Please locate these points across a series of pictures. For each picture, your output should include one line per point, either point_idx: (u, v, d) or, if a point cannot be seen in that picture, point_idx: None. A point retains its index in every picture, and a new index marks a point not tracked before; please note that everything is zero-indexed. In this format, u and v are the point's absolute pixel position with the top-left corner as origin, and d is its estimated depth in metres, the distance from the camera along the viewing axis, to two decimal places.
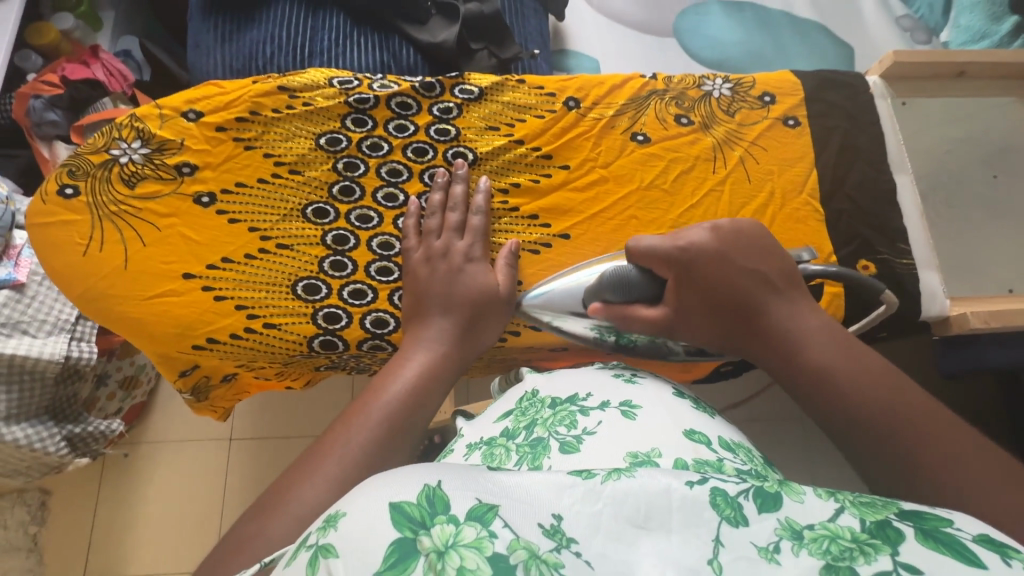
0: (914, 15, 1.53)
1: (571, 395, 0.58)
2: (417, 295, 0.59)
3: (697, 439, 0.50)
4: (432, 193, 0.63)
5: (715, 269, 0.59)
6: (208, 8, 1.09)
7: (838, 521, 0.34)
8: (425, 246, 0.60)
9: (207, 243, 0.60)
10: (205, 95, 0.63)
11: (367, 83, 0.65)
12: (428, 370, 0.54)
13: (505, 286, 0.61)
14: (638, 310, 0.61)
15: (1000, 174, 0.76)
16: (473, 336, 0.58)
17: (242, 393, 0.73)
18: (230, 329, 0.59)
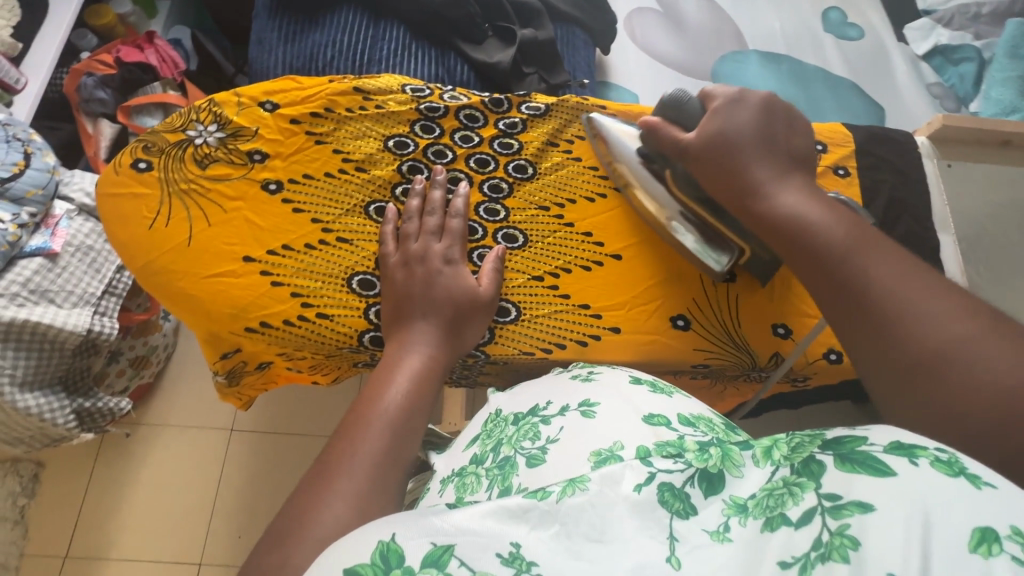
0: (945, 83, 1.58)
1: (532, 407, 0.58)
2: (399, 300, 0.59)
3: (656, 422, 0.50)
4: (410, 198, 0.63)
5: (753, 116, 0.61)
6: (276, 8, 1.13)
7: (775, 477, 0.39)
8: (404, 250, 0.60)
9: (270, 229, 0.61)
10: (283, 88, 0.65)
11: (438, 93, 0.68)
12: (412, 376, 0.55)
13: (487, 290, 0.61)
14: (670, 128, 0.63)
15: None
16: (457, 336, 0.59)
17: (271, 382, 0.73)
18: (283, 315, 0.60)
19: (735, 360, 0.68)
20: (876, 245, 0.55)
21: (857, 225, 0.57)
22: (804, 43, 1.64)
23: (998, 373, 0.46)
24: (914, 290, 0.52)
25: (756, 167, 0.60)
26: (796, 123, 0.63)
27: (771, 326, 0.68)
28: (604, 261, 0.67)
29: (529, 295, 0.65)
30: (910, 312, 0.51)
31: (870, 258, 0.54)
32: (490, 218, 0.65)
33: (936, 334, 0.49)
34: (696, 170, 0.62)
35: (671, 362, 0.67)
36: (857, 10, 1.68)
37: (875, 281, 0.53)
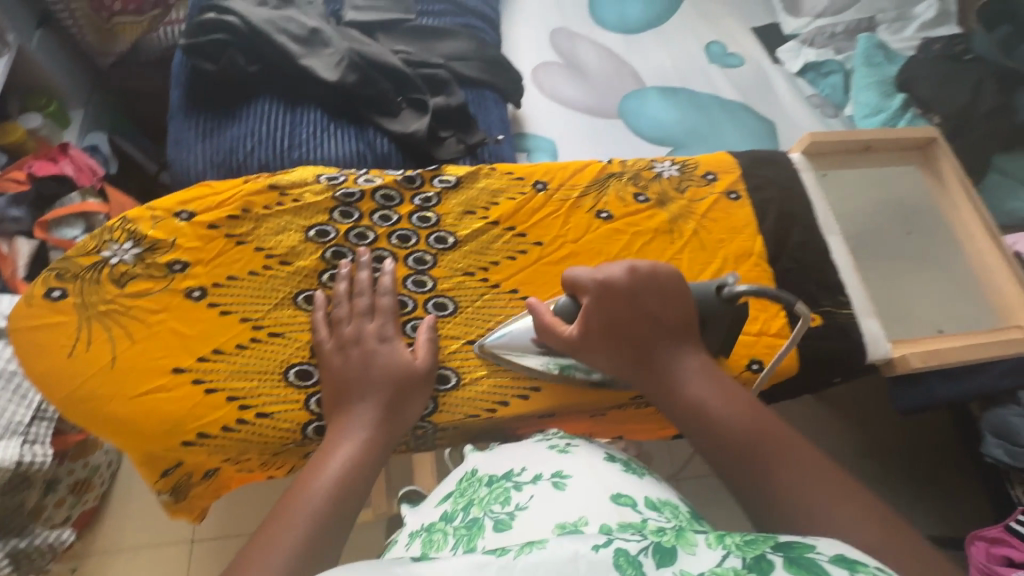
0: (821, 93, 1.78)
1: (506, 471, 0.63)
2: (337, 385, 0.60)
3: (622, 502, 0.56)
4: (336, 282, 0.65)
5: (626, 307, 0.64)
6: (190, 108, 1.14)
7: (724, 564, 0.40)
8: (336, 335, 0.61)
9: (198, 335, 0.61)
10: (198, 196, 0.67)
11: (352, 179, 0.71)
12: (354, 460, 0.56)
13: (423, 363, 0.62)
14: (559, 330, 0.64)
15: (913, 232, 0.86)
16: (395, 417, 0.59)
17: (222, 490, 0.71)
18: (220, 422, 0.59)
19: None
20: (775, 435, 0.59)
21: (753, 408, 0.61)
22: (695, 75, 1.82)
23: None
24: (812, 483, 0.55)
25: (656, 358, 0.63)
26: (668, 288, 0.66)
27: None
28: None
29: (467, 358, 0.66)
30: (822, 515, 0.53)
31: (775, 447, 0.58)
32: (419, 290, 0.67)
33: (848, 539, 0.50)
34: (589, 360, 0.64)
35: (610, 399, 0.71)
36: (735, 42, 1.89)
37: (782, 479, 0.56)
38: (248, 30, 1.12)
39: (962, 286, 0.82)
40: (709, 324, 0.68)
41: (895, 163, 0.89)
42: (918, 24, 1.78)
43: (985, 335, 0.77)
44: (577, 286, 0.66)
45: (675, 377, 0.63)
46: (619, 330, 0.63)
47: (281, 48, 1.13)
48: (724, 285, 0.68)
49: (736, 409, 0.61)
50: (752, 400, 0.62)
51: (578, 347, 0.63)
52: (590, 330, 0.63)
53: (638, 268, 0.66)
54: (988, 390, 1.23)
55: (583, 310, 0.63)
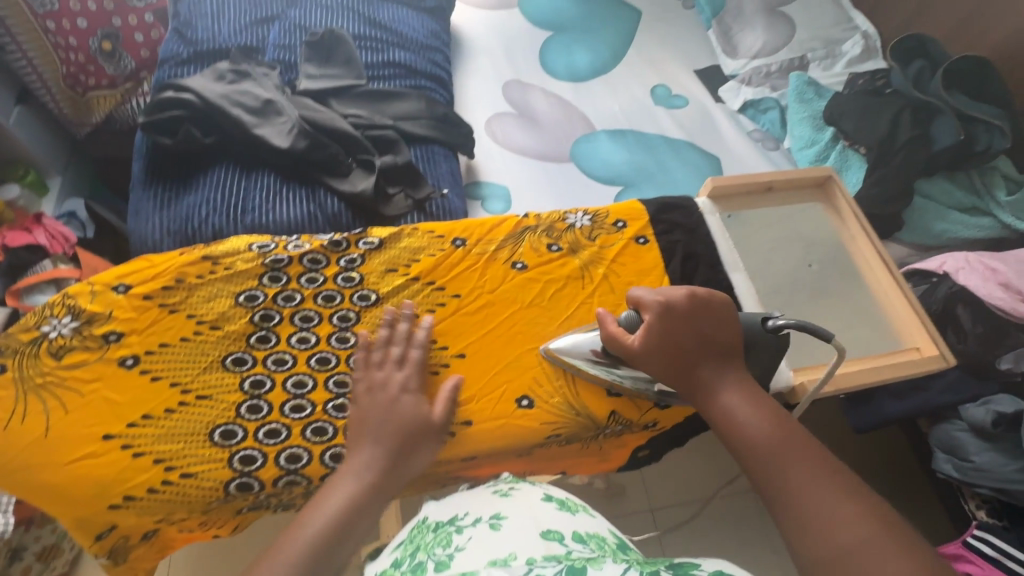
0: (762, 128, 1.89)
1: (451, 517, 0.67)
2: (356, 425, 0.65)
3: (550, 537, 0.57)
4: (365, 334, 0.71)
5: (683, 326, 0.72)
6: (149, 179, 1.21)
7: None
8: (367, 376, 0.68)
9: (129, 402, 0.65)
10: (136, 269, 0.73)
11: (282, 246, 0.77)
12: (354, 501, 0.61)
13: (439, 416, 0.68)
14: (626, 339, 0.72)
15: (815, 263, 0.92)
16: (399, 465, 0.64)
17: (166, 549, 0.74)
18: (146, 484, 0.62)
19: (581, 424, 0.75)
20: (797, 443, 0.66)
21: (781, 420, 0.68)
22: (642, 117, 1.92)
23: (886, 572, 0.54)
24: (819, 485, 0.62)
25: (700, 371, 0.71)
26: (718, 312, 0.74)
27: (605, 390, 0.77)
28: (451, 361, 0.74)
29: None
30: (826, 512, 0.59)
31: (792, 453, 0.65)
32: (342, 346, 0.72)
33: (841, 536, 0.57)
34: (644, 367, 0.72)
35: (521, 440, 0.72)
36: (678, 84, 2.01)
37: (794, 481, 0.63)
38: (205, 106, 1.22)
39: (861, 314, 0.88)
40: (753, 347, 0.78)
41: (794, 200, 0.96)
42: (848, 59, 1.87)
43: (882, 359, 0.83)
44: (640, 305, 0.74)
45: (713, 390, 0.70)
46: (676, 342, 0.71)
47: (236, 120, 1.22)
48: (769, 317, 0.79)
49: (767, 420, 0.68)
50: (782, 413, 0.69)
51: (636, 355, 0.72)
52: (651, 343, 0.71)
53: (694, 293, 0.75)
54: (931, 406, 1.27)
55: (646, 323, 0.72)
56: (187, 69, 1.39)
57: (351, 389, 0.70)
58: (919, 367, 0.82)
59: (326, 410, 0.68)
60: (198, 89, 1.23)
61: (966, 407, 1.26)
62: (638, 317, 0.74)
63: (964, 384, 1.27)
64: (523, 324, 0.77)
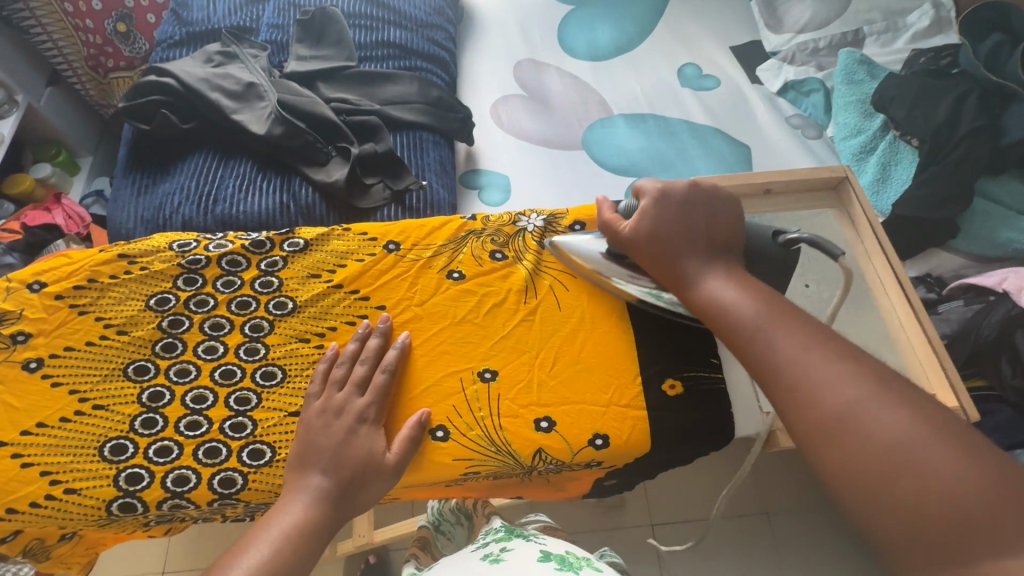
0: (804, 113, 1.68)
1: None
2: (305, 447, 0.61)
3: None
4: (335, 366, 0.65)
5: (675, 215, 0.69)
6: (131, 166, 1.21)
7: None
8: (325, 397, 0.63)
9: (26, 408, 0.63)
10: (52, 267, 0.70)
11: (204, 245, 0.72)
12: (302, 525, 0.57)
13: (394, 456, 0.62)
14: (616, 225, 0.72)
15: (809, 283, 0.87)
16: (351, 497, 0.60)
17: (96, 547, 0.73)
18: (31, 497, 0.59)
19: (503, 463, 0.66)
20: (786, 315, 0.61)
21: (771, 297, 0.63)
22: (666, 99, 1.75)
23: (891, 427, 0.51)
24: (808, 351, 0.57)
25: (688, 255, 0.67)
26: (715, 202, 0.71)
27: (534, 421, 0.67)
28: None
29: (284, 432, 0.63)
30: (815, 377, 0.56)
31: (779, 324, 0.61)
32: (249, 358, 0.67)
33: (837, 397, 0.54)
34: (632, 254, 0.71)
35: (434, 477, 0.65)
36: (710, 63, 1.82)
37: (781, 349, 0.59)
38: (184, 91, 1.20)
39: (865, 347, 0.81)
40: (760, 258, 0.74)
41: (805, 206, 0.88)
42: (912, 33, 1.62)
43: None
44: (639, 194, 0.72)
45: (700, 275, 0.67)
46: (670, 224, 0.69)
47: (214, 105, 1.19)
48: (781, 232, 0.75)
49: (757, 298, 0.64)
50: (775, 293, 0.64)
51: (623, 239, 0.71)
52: (642, 229, 0.69)
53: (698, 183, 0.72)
54: None
55: (638, 209, 0.71)
56: (178, 51, 1.38)
57: (253, 407, 0.64)
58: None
59: (222, 429, 0.63)
60: (178, 73, 1.21)
61: (1020, 452, 1.08)
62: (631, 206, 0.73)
63: (1016, 426, 1.09)
64: (449, 343, 0.70)
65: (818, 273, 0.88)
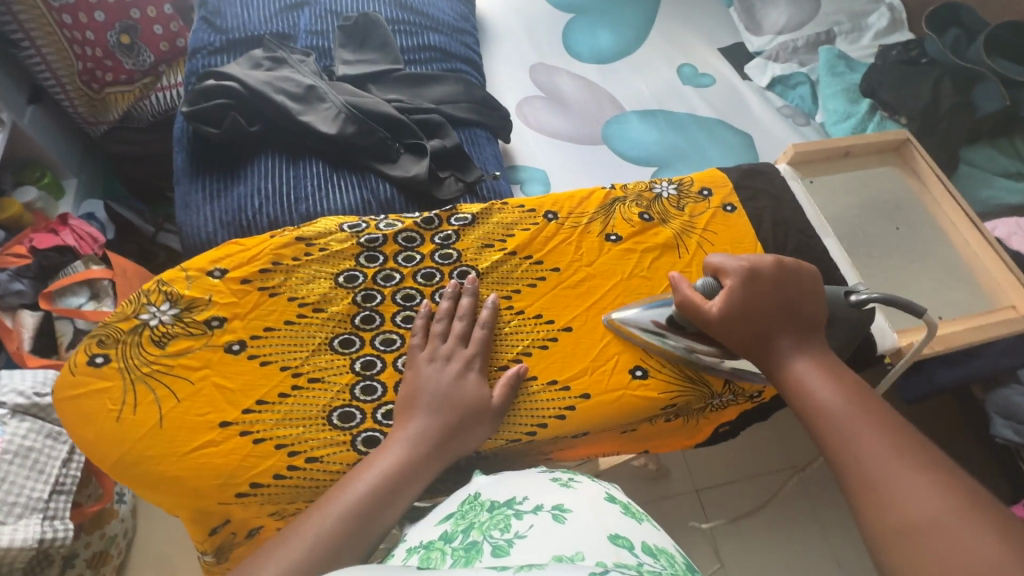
0: (791, 104, 1.88)
1: (510, 498, 0.67)
2: (414, 390, 0.68)
3: (619, 542, 0.59)
4: (478, 327, 0.73)
5: (767, 295, 0.73)
6: (195, 171, 1.18)
7: None
8: (432, 347, 0.70)
9: (241, 388, 0.68)
10: (228, 253, 0.73)
11: (374, 225, 0.78)
12: (399, 467, 0.63)
13: (498, 399, 0.69)
14: (698, 301, 0.75)
15: (901, 226, 1.02)
16: (456, 441, 0.66)
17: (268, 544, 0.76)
18: (274, 470, 0.65)
19: (696, 391, 0.78)
20: (875, 414, 0.65)
21: (856, 390, 0.67)
22: (671, 96, 1.91)
23: (970, 550, 0.51)
24: (901, 460, 0.60)
25: (774, 341, 0.71)
26: (808, 287, 0.76)
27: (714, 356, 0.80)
28: (558, 335, 0.77)
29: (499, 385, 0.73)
30: (901, 489, 0.58)
31: (864, 425, 0.63)
32: None
33: (920, 509, 0.56)
34: (716, 334, 0.74)
35: (642, 409, 0.75)
36: (703, 62, 1.99)
37: (871, 455, 0.61)
38: (248, 93, 1.19)
39: (953, 276, 0.98)
40: (838, 319, 0.79)
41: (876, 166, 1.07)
42: (874, 32, 1.88)
43: (981, 317, 0.92)
44: (720, 270, 0.76)
45: (789, 354, 0.71)
46: (749, 309, 0.72)
47: (279, 106, 1.19)
48: (853, 291, 0.81)
49: (840, 391, 0.67)
50: (865, 391, 0.68)
51: (709, 317, 0.73)
52: (728, 309, 0.72)
53: (781, 263, 0.77)
54: (990, 371, 1.29)
55: (725, 288, 0.74)
56: (220, 58, 1.36)
57: None
58: (1017, 322, 0.91)
59: None
60: (240, 76, 1.20)
61: None
62: (711, 284, 0.76)
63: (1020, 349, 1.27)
64: (625, 296, 0.81)
65: (907, 217, 1.02)
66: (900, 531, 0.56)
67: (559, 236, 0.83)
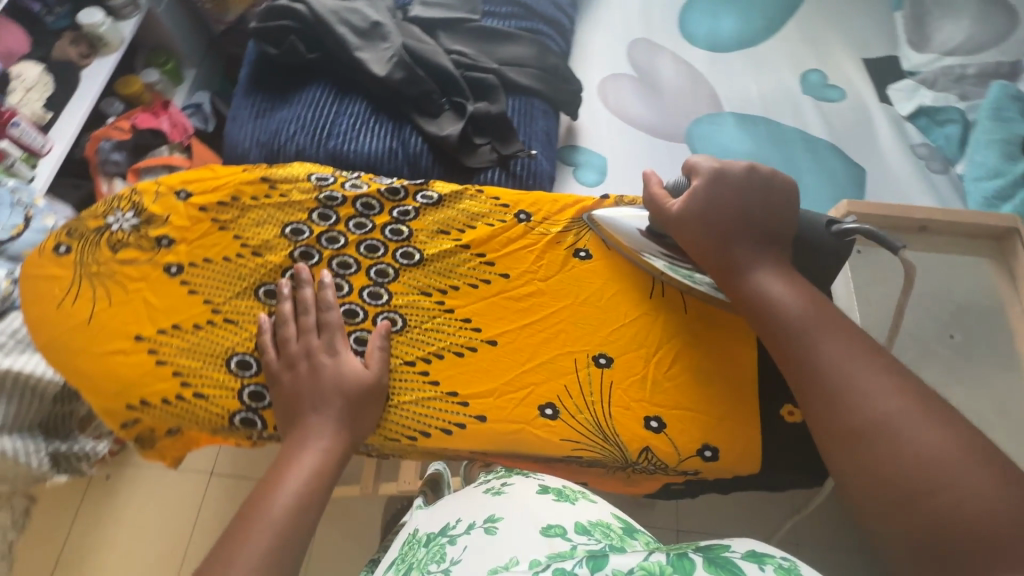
0: (932, 143, 1.55)
1: (443, 527, 0.66)
2: (293, 396, 0.72)
3: (552, 532, 0.58)
4: (332, 311, 0.76)
5: (732, 194, 0.77)
6: (251, 88, 1.23)
7: (651, 558, 0.47)
8: (284, 355, 0.73)
9: (163, 309, 0.76)
10: (198, 179, 0.82)
11: (340, 183, 0.83)
12: (314, 472, 0.68)
13: (373, 369, 0.74)
14: (665, 202, 0.80)
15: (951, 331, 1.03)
16: (357, 421, 0.72)
17: (192, 447, 0.80)
18: (163, 393, 0.73)
19: (607, 448, 0.75)
20: (830, 322, 0.70)
21: (813, 297, 0.72)
22: (783, 104, 1.65)
23: (923, 443, 0.59)
24: (856, 370, 0.65)
25: (738, 249, 0.75)
26: (775, 188, 0.78)
27: (644, 420, 0.76)
28: (479, 346, 0.78)
29: (405, 381, 0.76)
30: (859, 387, 0.64)
31: (821, 332, 0.69)
32: (374, 302, 0.79)
33: (879, 406, 0.63)
34: (679, 233, 0.79)
35: (533, 446, 0.75)
36: (837, 71, 1.68)
37: (831, 362, 0.67)
38: (312, 19, 1.19)
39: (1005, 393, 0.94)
40: (813, 247, 0.80)
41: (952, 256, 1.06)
42: None
43: None
44: (693, 171, 0.80)
45: (752, 264, 0.75)
46: (714, 213, 0.76)
47: (340, 39, 1.18)
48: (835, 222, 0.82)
49: (799, 299, 0.72)
50: (820, 297, 0.73)
51: (675, 215, 0.78)
52: (692, 208, 0.77)
53: (755, 167, 0.79)
54: None
55: (691, 188, 0.78)
56: None
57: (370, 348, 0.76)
58: None
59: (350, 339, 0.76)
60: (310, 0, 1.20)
61: None
62: (681, 184, 0.81)
63: None
64: (567, 323, 0.81)
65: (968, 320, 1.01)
66: (857, 434, 0.63)
67: (522, 236, 0.85)
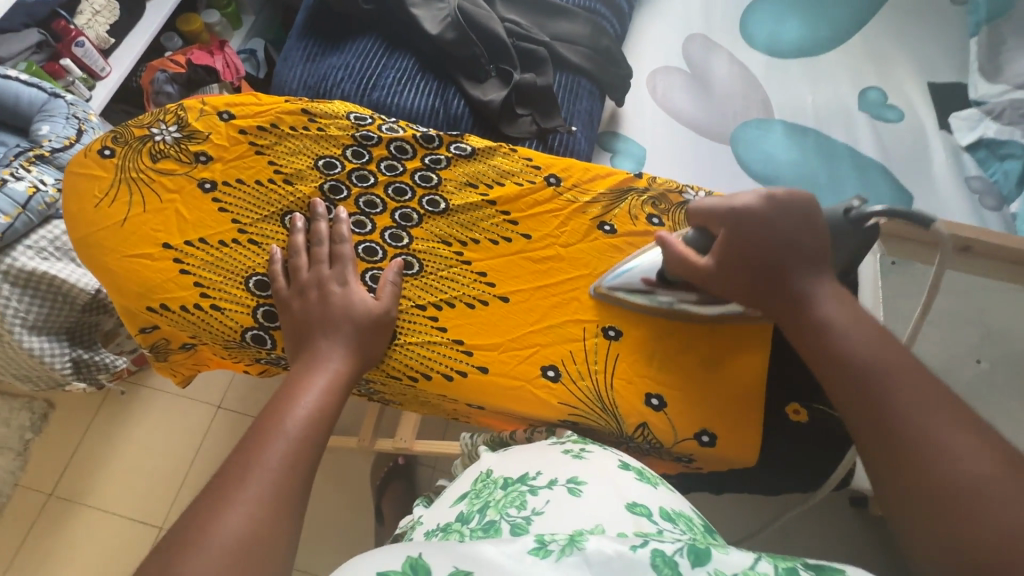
0: (988, 177, 1.49)
1: (522, 474, 0.63)
2: (302, 323, 0.73)
3: (638, 511, 0.55)
4: (347, 244, 0.78)
5: (762, 229, 0.72)
6: (305, 31, 1.25)
7: (757, 567, 0.45)
8: (295, 286, 0.75)
9: (194, 221, 0.79)
10: (241, 103, 0.84)
11: (377, 125, 0.85)
12: (318, 409, 0.67)
13: (382, 302, 0.75)
14: (690, 257, 0.75)
15: None
16: (366, 350, 0.73)
17: (201, 365, 0.86)
18: (183, 300, 0.76)
19: (602, 416, 0.76)
20: (901, 365, 0.64)
21: (878, 335, 0.67)
22: (836, 118, 1.59)
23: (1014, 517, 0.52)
24: (929, 417, 0.59)
25: (792, 282, 0.71)
26: (800, 212, 0.73)
27: (644, 396, 0.76)
28: (490, 301, 0.79)
29: (412, 323, 0.77)
30: (941, 441, 0.58)
31: (891, 375, 0.63)
32: (394, 243, 0.80)
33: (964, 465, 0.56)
34: (712, 286, 0.75)
35: (529, 405, 0.75)
36: (898, 91, 1.62)
37: (902, 407, 0.61)
38: None
39: None
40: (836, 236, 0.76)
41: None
42: None
43: None
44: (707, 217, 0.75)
45: (806, 290, 0.70)
46: (748, 253, 0.72)
47: None
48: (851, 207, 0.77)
49: (865, 332, 0.67)
50: (882, 327, 0.68)
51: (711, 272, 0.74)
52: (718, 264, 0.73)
53: (770, 193, 0.73)
54: None
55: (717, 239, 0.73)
56: None
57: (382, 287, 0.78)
58: None
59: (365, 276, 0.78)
60: None
61: None
62: (701, 233, 0.76)
63: None
64: (580, 291, 0.81)
65: None
66: (936, 494, 0.56)
67: (550, 199, 0.85)
